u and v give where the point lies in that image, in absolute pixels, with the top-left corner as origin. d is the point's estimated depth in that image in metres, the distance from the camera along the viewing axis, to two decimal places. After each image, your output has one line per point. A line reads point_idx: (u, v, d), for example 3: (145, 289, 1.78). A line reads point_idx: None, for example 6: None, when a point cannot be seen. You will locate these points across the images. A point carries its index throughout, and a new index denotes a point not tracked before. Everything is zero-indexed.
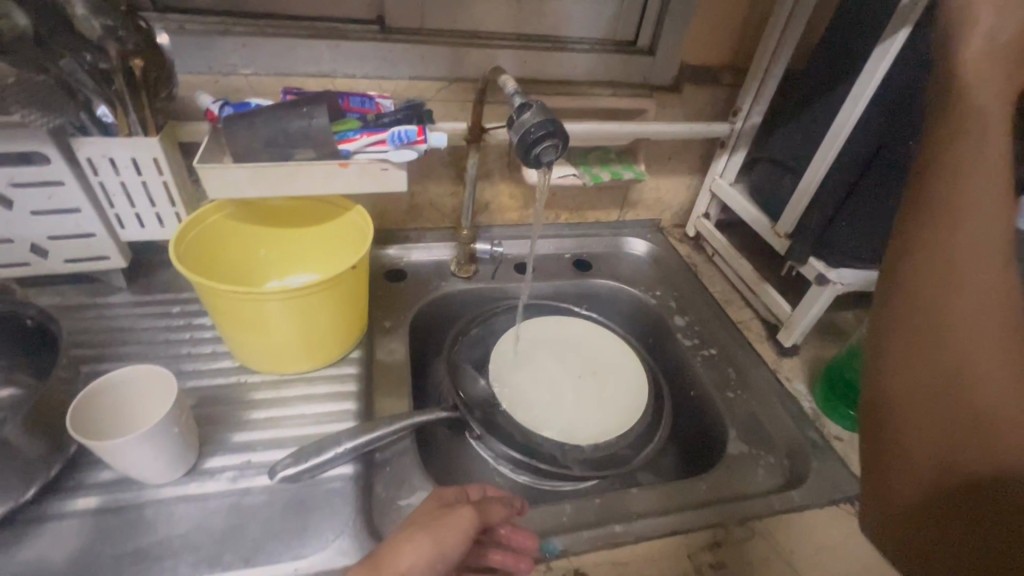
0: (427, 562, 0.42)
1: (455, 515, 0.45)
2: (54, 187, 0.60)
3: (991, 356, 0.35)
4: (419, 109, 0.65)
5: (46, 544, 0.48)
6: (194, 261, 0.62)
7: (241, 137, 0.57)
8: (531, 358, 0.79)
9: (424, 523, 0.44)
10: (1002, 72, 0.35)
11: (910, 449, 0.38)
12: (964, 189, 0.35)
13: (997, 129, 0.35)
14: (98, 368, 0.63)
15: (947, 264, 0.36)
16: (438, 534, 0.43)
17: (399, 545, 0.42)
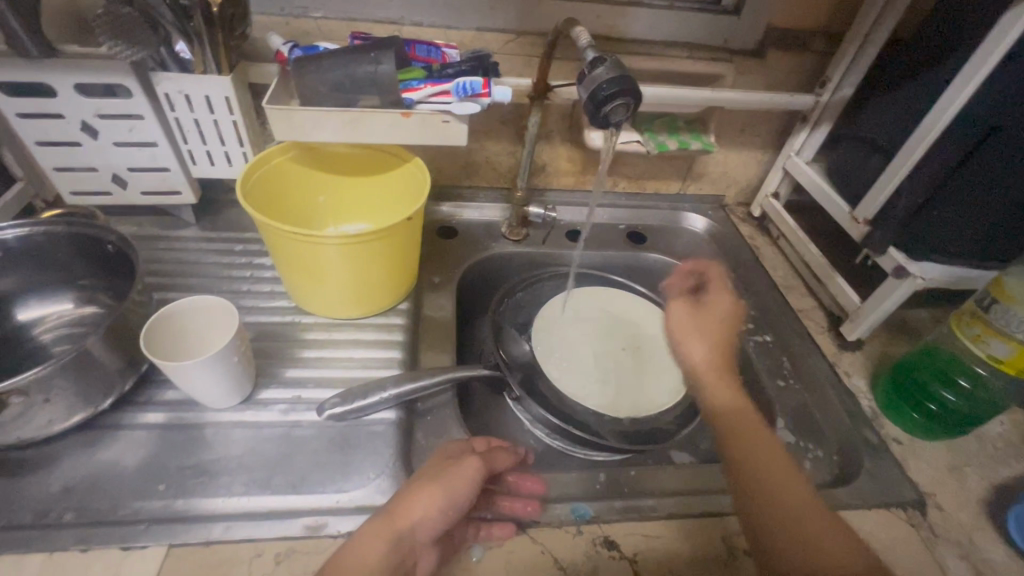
0: (440, 508, 0.44)
1: (461, 465, 0.46)
2: (135, 120, 0.63)
3: (791, 478, 0.45)
4: (486, 61, 0.63)
5: (120, 449, 0.53)
6: (257, 200, 0.64)
7: (309, 79, 0.57)
8: (576, 328, 0.77)
9: (432, 475, 0.46)
10: (697, 333, 0.60)
11: None
12: (717, 399, 0.54)
13: (706, 361, 0.57)
14: (168, 296, 0.67)
15: (743, 460, 0.47)
16: (449, 484, 0.45)
17: (413, 495, 0.44)
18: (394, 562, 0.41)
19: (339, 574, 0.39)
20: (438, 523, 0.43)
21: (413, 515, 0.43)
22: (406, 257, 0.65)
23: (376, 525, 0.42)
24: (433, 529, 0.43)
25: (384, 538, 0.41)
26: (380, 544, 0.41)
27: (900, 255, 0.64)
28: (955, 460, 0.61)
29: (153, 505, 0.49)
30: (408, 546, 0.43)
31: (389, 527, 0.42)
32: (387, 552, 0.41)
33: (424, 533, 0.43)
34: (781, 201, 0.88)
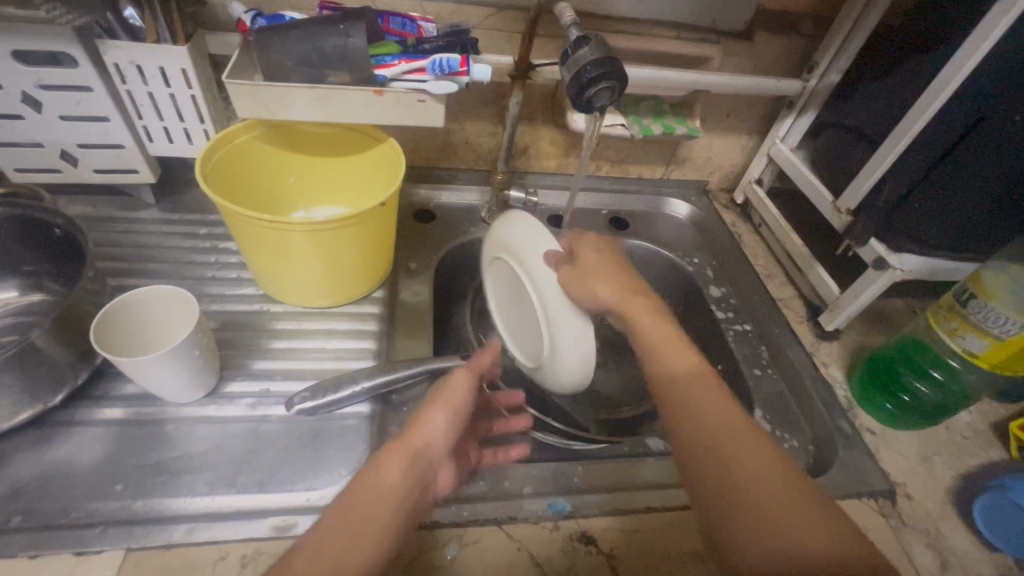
0: (448, 422, 0.44)
1: (453, 382, 0.46)
2: (83, 92, 0.58)
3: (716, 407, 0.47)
4: (464, 36, 0.60)
5: (72, 448, 0.50)
6: (219, 184, 0.60)
7: (274, 53, 0.53)
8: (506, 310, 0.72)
9: (435, 398, 0.45)
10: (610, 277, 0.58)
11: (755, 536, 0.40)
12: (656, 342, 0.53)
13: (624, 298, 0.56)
14: (125, 283, 0.63)
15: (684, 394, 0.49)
16: (447, 401, 0.45)
17: (423, 418, 0.43)
18: (414, 479, 0.40)
19: (360, 496, 0.38)
20: (450, 434, 0.44)
21: (425, 432, 0.42)
22: (381, 241, 0.62)
23: (390, 449, 0.41)
24: (445, 446, 0.43)
25: (402, 459, 0.41)
26: (398, 464, 0.40)
27: (880, 247, 0.64)
28: (925, 449, 0.63)
29: (110, 507, 0.46)
30: (426, 464, 0.42)
31: (403, 449, 0.41)
32: (407, 472, 0.40)
33: (437, 449, 0.43)
34: (763, 187, 0.87)
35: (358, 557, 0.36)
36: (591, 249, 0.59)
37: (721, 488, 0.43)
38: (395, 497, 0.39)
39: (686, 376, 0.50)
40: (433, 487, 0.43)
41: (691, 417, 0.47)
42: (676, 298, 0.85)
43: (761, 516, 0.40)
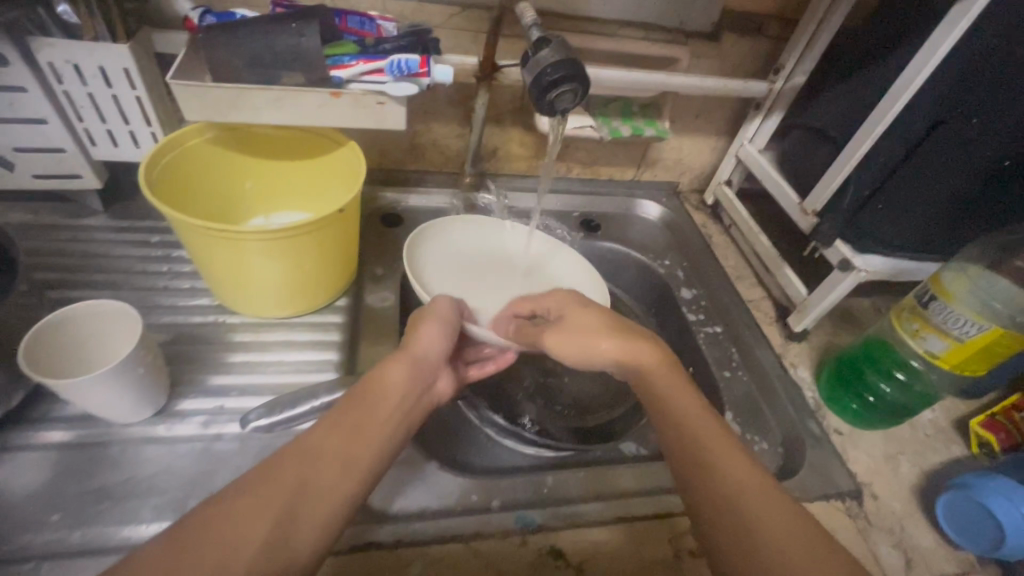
0: (443, 336, 0.51)
1: (434, 305, 0.54)
2: (15, 93, 0.54)
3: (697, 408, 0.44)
4: (425, 36, 0.58)
5: (4, 475, 0.46)
6: (167, 190, 0.57)
7: (221, 52, 0.50)
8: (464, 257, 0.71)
9: (424, 316, 0.52)
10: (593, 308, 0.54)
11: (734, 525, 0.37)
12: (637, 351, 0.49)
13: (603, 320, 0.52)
14: (67, 295, 0.59)
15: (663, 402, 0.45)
16: (437, 317, 0.52)
17: (418, 331, 0.51)
18: (414, 380, 0.46)
19: (369, 387, 0.44)
20: (444, 343, 0.51)
21: (422, 342, 0.49)
22: (342, 248, 0.60)
23: (395, 357, 0.47)
24: (440, 354, 0.50)
25: (404, 364, 0.47)
26: (400, 368, 0.46)
27: (846, 248, 0.64)
28: (890, 448, 0.63)
29: (46, 539, 0.43)
30: (426, 368, 0.48)
31: (406, 355, 0.48)
32: (408, 373, 0.46)
33: (434, 358, 0.50)
34: (733, 188, 0.88)
35: (361, 438, 0.40)
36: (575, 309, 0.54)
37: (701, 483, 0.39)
38: (398, 389, 0.45)
39: (688, 415, 0.44)
40: (433, 392, 0.49)
41: (705, 453, 0.40)
42: (647, 300, 0.84)
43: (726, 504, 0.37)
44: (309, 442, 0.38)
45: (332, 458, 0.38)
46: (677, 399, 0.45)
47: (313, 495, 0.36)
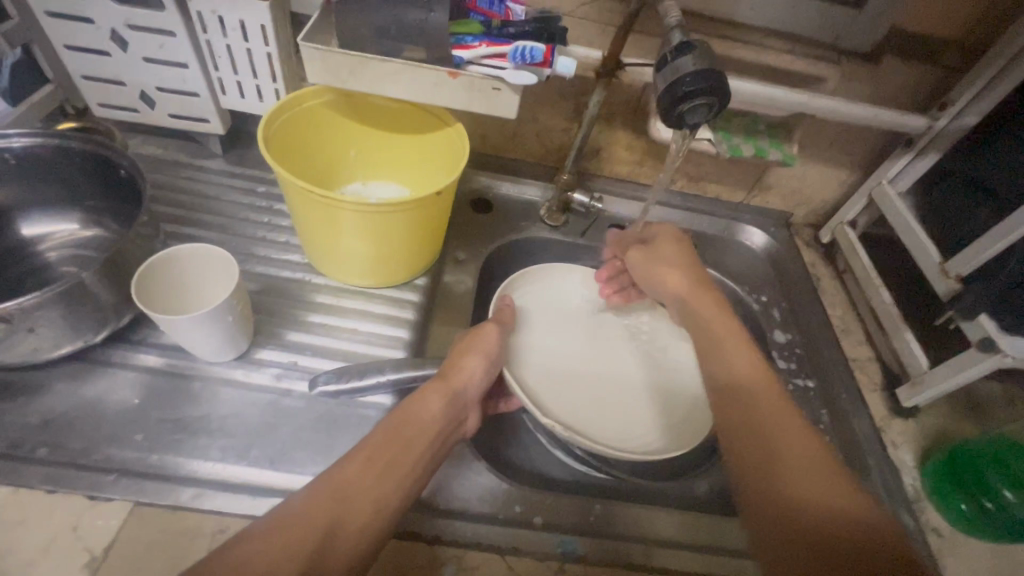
0: (485, 372, 0.51)
1: (482, 331, 0.53)
2: (165, 36, 0.58)
3: (758, 380, 0.45)
4: (553, 24, 0.55)
5: (104, 387, 0.51)
6: (281, 148, 0.59)
7: (351, 19, 0.51)
8: (542, 353, 0.65)
9: (468, 346, 0.51)
10: (674, 248, 0.59)
11: (772, 501, 0.37)
12: (710, 312, 0.52)
13: (681, 258, 0.58)
14: (179, 230, 0.64)
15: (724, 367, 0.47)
16: (481, 347, 0.51)
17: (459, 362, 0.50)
18: (448, 415, 0.45)
19: (407, 420, 0.43)
20: (482, 378, 0.50)
21: (464, 375, 0.49)
22: (429, 227, 0.59)
23: (435, 385, 0.46)
24: (479, 388, 0.50)
25: (442, 395, 0.46)
26: (438, 400, 0.45)
27: (992, 325, 0.55)
28: (999, 567, 0.54)
29: (126, 456, 0.47)
30: (461, 403, 0.47)
31: (446, 387, 0.46)
32: (444, 407, 0.45)
33: (472, 391, 0.49)
34: (857, 231, 0.78)
35: (393, 477, 0.39)
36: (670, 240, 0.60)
37: (758, 460, 0.40)
38: (433, 424, 0.44)
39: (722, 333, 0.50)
40: (461, 429, 0.48)
41: (768, 442, 0.40)
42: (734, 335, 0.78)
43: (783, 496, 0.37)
44: (341, 478, 0.37)
45: (365, 498, 0.37)
46: (730, 344, 0.48)
47: (339, 540, 0.35)
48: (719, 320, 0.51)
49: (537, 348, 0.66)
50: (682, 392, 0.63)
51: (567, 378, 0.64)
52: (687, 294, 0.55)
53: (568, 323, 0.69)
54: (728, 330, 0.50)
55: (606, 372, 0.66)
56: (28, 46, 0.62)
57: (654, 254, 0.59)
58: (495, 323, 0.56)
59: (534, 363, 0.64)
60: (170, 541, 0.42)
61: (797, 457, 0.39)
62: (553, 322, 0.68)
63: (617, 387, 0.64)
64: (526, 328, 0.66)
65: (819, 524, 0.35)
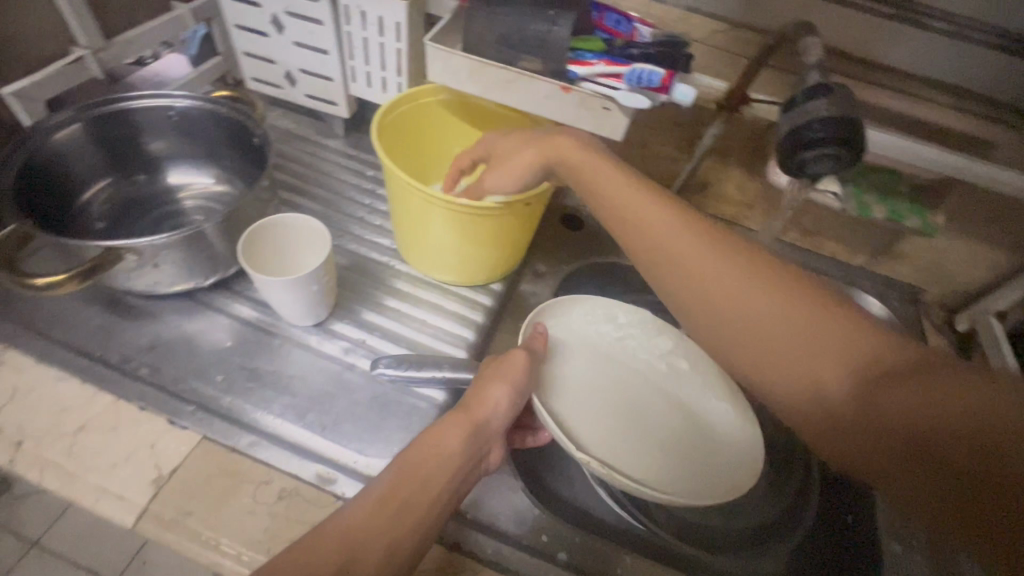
0: (511, 402, 0.47)
1: (509, 357, 0.50)
2: (315, 24, 0.64)
3: (713, 261, 0.42)
4: (680, 50, 0.53)
5: (202, 326, 0.57)
6: (394, 139, 0.62)
7: (477, 25, 0.52)
8: (580, 393, 0.59)
9: (496, 373, 0.48)
10: (539, 146, 0.51)
11: (811, 392, 0.37)
12: (614, 190, 0.47)
13: (565, 144, 0.50)
14: (293, 198, 0.70)
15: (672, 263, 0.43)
16: (506, 376, 0.48)
17: (484, 390, 0.47)
18: (471, 449, 0.43)
19: (424, 455, 0.41)
20: (507, 409, 0.47)
21: (489, 406, 0.46)
22: (515, 236, 0.60)
23: (457, 417, 0.44)
24: (503, 418, 0.47)
25: (462, 429, 0.43)
26: (458, 434, 0.43)
27: None
28: None
29: (206, 392, 0.52)
30: (484, 435, 0.45)
31: (468, 419, 0.44)
32: (466, 440, 0.43)
33: (497, 424, 0.46)
34: (1006, 326, 0.66)
35: (406, 520, 0.37)
36: (510, 141, 0.54)
37: (762, 350, 0.39)
38: (453, 459, 0.42)
39: (661, 235, 0.44)
40: (484, 463, 0.45)
41: (766, 326, 0.39)
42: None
43: (806, 373, 0.37)
44: (349, 526, 0.36)
45: (374, 545, 0.36)
46: (660, 221, 0.44)
47: None
48: (634, 196, 0.46)
49: (574, 388, 0.59)
50: (726, 432, 0.57)
51: (612, 416, 0.58)
52: (590, 192, 0.49)
53: (607, 360, 0.62)
54: (647, 207, 0.45)
55: (645, 410, 0.59)
56: (209, 21, 0.71)
57: (506, 171, 0.53)
58: (526, 348, 0.53)
59: (569, 402, 0.58)
60: (223, 478, 0.46)
61: (799, 330, 0.38)
62: (592, 359, 0.61)
63: (662, 431, 0.58)
64: (562, 362, 0.60)
65: (861, 385, 0.35)
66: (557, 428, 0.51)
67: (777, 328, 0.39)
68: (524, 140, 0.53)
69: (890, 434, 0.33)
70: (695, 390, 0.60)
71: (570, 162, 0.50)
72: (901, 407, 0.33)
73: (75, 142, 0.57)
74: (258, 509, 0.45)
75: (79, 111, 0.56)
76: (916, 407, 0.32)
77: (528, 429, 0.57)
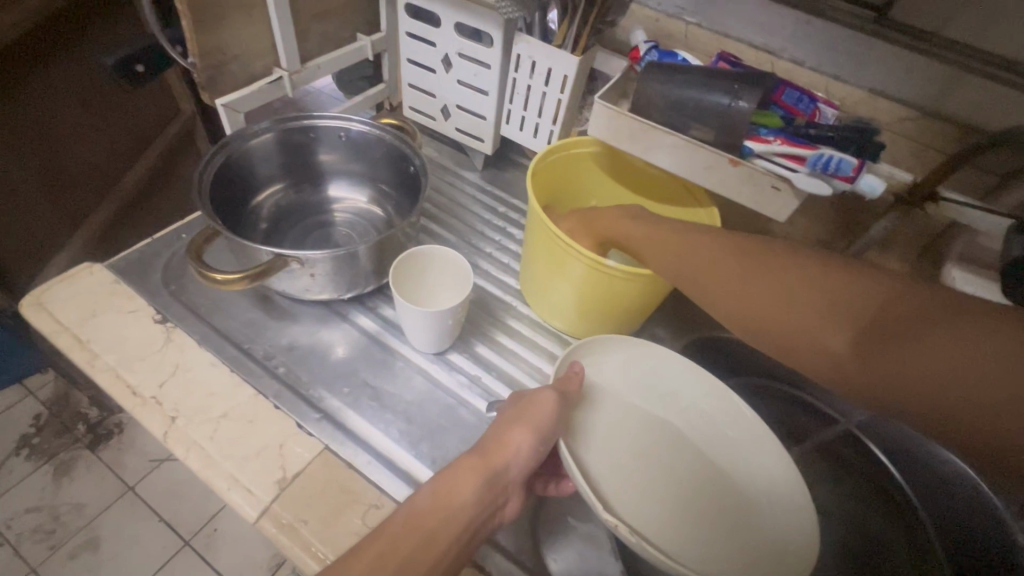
0: (530, 452, 0.45)
1: (537, 400, 0.47)
2: (482, 68, 0.67)
3: (721, 261, 0.43)
4: (868, 138, 0.49)
5: (333, 338, 0.59)
6: (542, 185, 0.63)
7: (653, 88, 0.52)
8: (614, 445, 0.52)
9: (519, 418, 0.46)
10: (585, 222, 0.56)
11: (821, 358, 0.37)
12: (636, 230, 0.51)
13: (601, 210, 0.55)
14: (429, 225, 0.73)
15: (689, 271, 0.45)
16: (530, 422, 0.45)
17: (506, 436, 0.45)
18: (484, 498, 0.42)
19: (434, 505, 0.41)
20: (528, 458, 0.45)
21: (508, 454, 0.44)
22: (642, 302, 0.57)
23: (471, 462, 0.43)
24: (523, 466, 0.45)
25: (477, 477, 0.42)
26: (471, 481, 0.42)
27: None
28: None
29: (332, 402, 0.54)
30: (499, 485, 0.44)
31: (484, 465, 0.43)
32: (479, 488, 0.42)
33: (515, 473, 0.44)
34: None
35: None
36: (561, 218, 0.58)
37: (772, 331, 0.39)
38: (465, 510, 0.41)
39: (661, 242, 0.49)
40: (499, 513, 0.44)
41: (770, 308, 0.39)
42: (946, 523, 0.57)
43: (813, 342, 0.37)
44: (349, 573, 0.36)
45: None
46: (675, 238, 0.47)
47: None
48: (651, 230, 0.50)
49: (609, 438, 0.52)
50: (782, 521, 0.48)
51: (647, 477, 0.51)
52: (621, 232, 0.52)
53: (648, 412, 0.55)
54: (662, 234, 0.48)
55: (684, 476, 0.52)
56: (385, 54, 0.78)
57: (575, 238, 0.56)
58: (559, 389, 0.49)
59: (600, 454, 0.51)
60: (338, 493, 0.47)
61: (800, 302, 0.38)
62: (632, 410, 0.55)
63: (700, 498, 0.50)
64: (598, 408, 0.54)
65: (867, 335, 0.35)
66: (582, 477, 0.46)
67: (785, 303, 0.39)
68: (576, 220, 0.57)
69: (908, 384, 0.32)
70: (749, 469, 0.52)
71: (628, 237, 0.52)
72: (917, 349, 0.32)
73: (263, 150, 0.64)
74: (364, 532, 0.45)
75: (274, 124, 0.63)
76: (944, 352, 0.31)
77: (553, 478, 0.52)
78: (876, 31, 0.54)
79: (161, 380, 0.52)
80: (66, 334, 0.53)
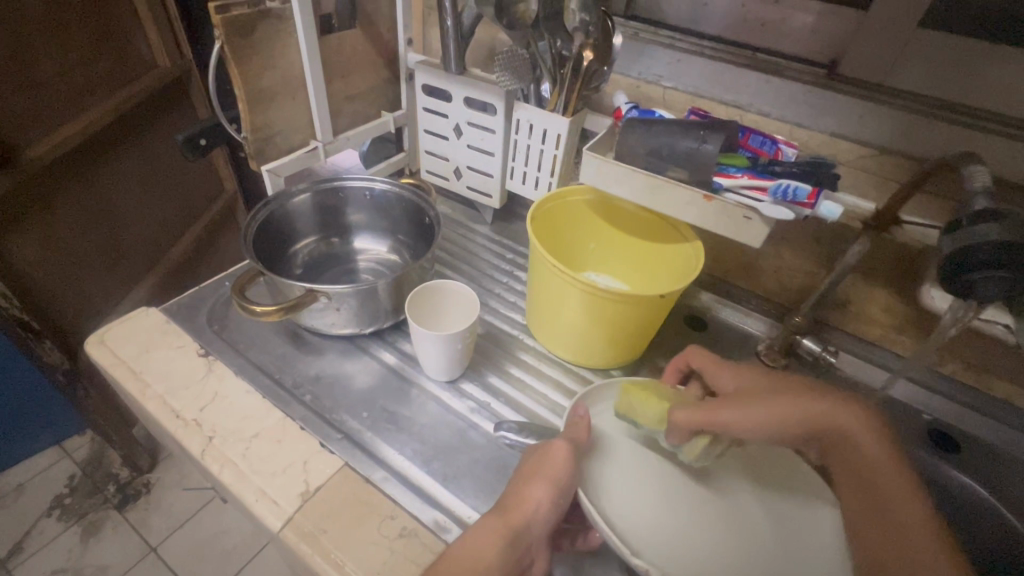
0: (552, 504, 0.46)
1: (552, 451, 0.49)
2: (488, 133, 0.78)
3: (893, 497, 0.44)
4: (824, 170, 0.56)
5: (355, 368, 0.65)
6: (542, 230, 0.70)
7: (631, 139, 0.60)
8: (633, 483, 0.54)
9: (535, 473, 0.48)
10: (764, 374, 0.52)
11: None
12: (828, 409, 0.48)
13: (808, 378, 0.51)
14: (443, 270, 0.80)
15: (866, 488, 0.46)
16: (548, 474, 0.47)
17: (524, 491, 0.46)
18: (510, 555, 0.43)
19: (456, 564, 0.42)
20: (551, 509, 0.46)
21: (528, 509, 0.45)
22: (639, 325, 0.62)
23: (491, 521, 0.45)
24: (546, 519, 0.46)
25: (500, 536, 0.44)
26: (493, 538, 0.43)
27: None
28: None
29: (352, 425, 0.58)
30: (523, 542, 0.44)
31: (503, 521, 0.45)
32: (503, 545, 0.43)
33: (537, 528, 0.45)
34: None
35: None
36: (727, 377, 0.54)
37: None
38: (491, 569, 0.42)
39: (869, 463, 0.46)
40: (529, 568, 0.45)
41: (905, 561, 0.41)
42: None
43: None
44: None
45: None
46: (863, 449, 0.47)
47: None
48: (846, 427, 0.47)
49: (620, 477, 0.54)
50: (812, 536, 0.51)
51: (679, 511, 0.53)
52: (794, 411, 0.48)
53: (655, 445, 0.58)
54: (845, 436, 0.47)
55: (715, 507, 0.54)
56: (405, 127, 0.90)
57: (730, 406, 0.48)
58: (568, 439, 0.51)
59: (621, 495, 0.53)
60: (358, 506, 0.51)
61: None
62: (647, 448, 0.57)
63: (721, 524, 0.52)
64: (610, 451, 0.56)
65: None
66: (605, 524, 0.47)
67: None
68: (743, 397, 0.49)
69: None
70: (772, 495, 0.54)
71: (810, 423, 0.48)
72: None
73: (301, 208, 0.73)
74: (381, 542, 0.48)
75: (312, 185, 0.73)
76: None
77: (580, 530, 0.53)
78: (829, 84, 0.62)
79: (201, 405, 0.58)
80: (123, 366, 0.61)
